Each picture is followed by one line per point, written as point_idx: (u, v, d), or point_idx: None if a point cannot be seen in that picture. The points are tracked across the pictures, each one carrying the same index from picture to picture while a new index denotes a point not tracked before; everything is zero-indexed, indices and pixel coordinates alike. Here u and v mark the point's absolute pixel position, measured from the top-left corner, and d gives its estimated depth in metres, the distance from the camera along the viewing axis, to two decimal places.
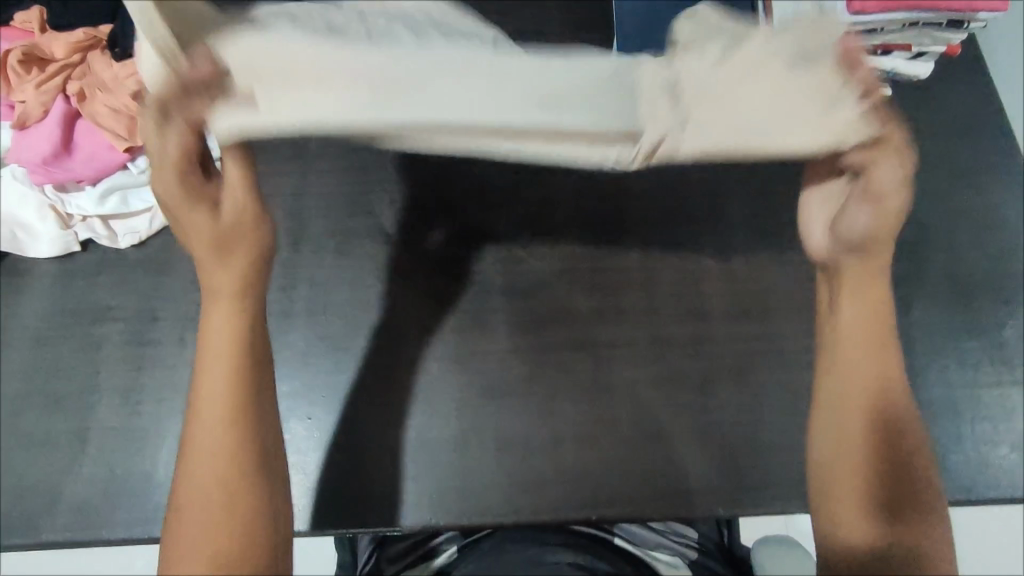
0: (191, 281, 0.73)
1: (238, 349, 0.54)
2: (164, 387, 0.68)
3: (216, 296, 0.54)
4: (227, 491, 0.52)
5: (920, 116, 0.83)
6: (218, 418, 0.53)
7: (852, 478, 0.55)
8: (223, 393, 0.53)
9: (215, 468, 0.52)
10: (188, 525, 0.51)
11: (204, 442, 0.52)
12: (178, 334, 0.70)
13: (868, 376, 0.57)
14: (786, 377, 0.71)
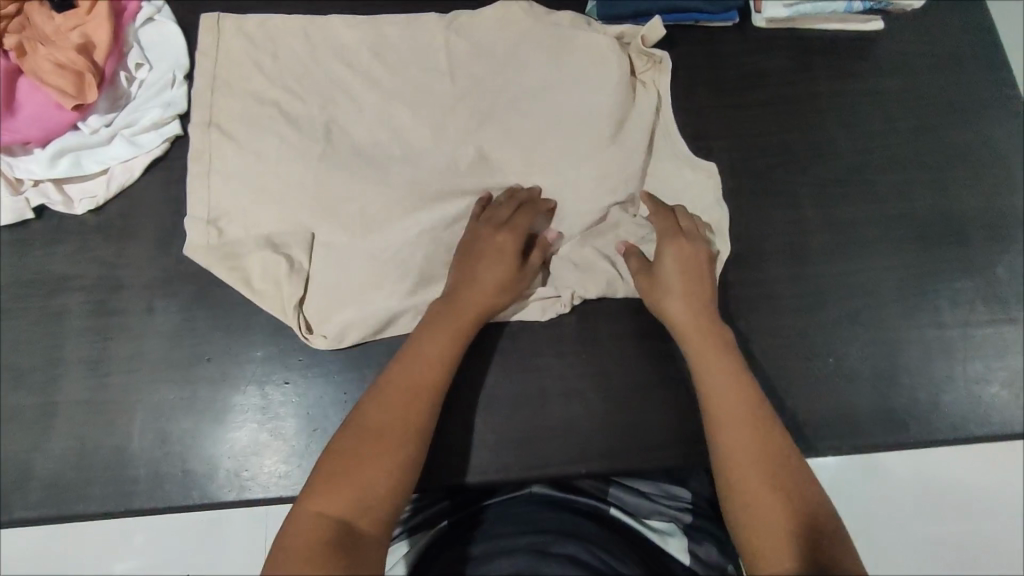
0: (154, 247, 0.69)
1: (477, 309, 0.63)
2: (132, 357, 0.66)
3: (481, 282, 0.64)
4: (421, 391, 0.58)
5: (914, 49, 0.80)
6: (440, 343, 0.61)
7: (744, 447, 0.56)
8: (448, 333, 0.62)
9: (424, 389, 0.58)
10: (384, 408, 0.56)
11: (418, 352, 0.60)
12: (145, 302, 0.67)
13: (721, 369, 0.61)
14: (775, 324, 0.69)
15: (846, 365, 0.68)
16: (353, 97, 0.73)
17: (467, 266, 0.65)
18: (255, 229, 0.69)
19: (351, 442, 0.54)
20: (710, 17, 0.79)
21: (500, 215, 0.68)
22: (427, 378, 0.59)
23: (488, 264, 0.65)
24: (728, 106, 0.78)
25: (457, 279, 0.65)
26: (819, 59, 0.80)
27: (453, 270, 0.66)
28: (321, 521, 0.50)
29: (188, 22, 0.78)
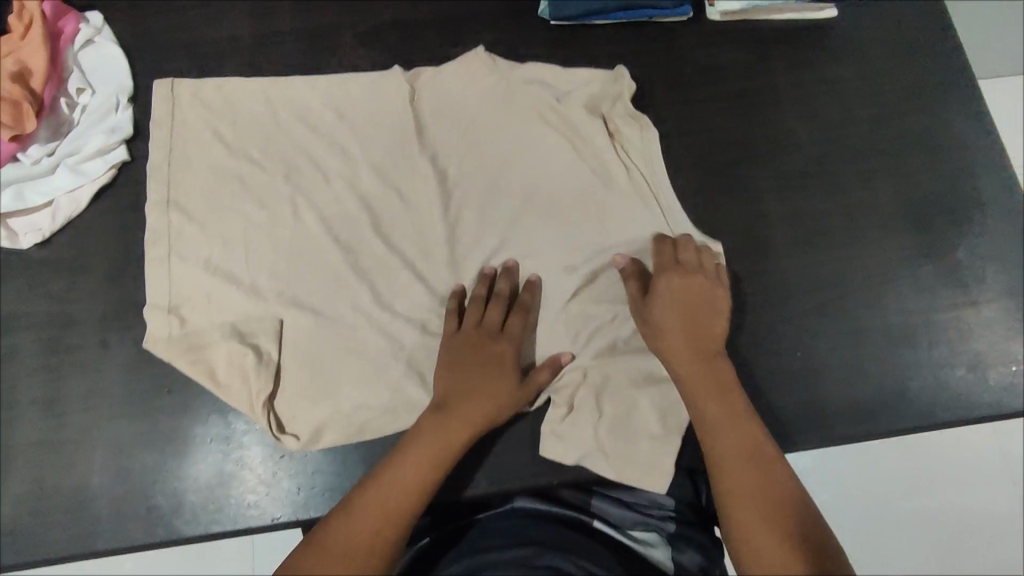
0: (107, 279, 0.67)
1: (469, 422, 0.61)
2: (88, 394, 0.64)
3: (469, 395, 0.61)
4: (400, 515, 0.57)
5: (867, 36, 0.80)
6: (422, 464, 0.59)
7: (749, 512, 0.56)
8: (434, 450, 0.59)
9: (400, 503, 0.57)
10: (353, 536, 0.55)
11: (398, 471, 0.58)
12: (99, 336, 0.65)
13: (726, 428, 0.60)
14: (743, 322, 0.69)
15: (816, 359, 0.68)
16: (311, 132, 0.73)
17: (450, 376, 0.63)
18: (222, 317, 0.66)
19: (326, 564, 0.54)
20: (663, 14, 0.79)
21: (491, 318, 0.65)
22: (405, 498, 0.57)
23: (488, 376, 0.63)
24: (687, 102, 0.77)
25: (449, 392, 0.62)
26: (775, 50, 0.80)
27: (443, 381, 0.63)
28: None
29: (130, 43, 0.76)
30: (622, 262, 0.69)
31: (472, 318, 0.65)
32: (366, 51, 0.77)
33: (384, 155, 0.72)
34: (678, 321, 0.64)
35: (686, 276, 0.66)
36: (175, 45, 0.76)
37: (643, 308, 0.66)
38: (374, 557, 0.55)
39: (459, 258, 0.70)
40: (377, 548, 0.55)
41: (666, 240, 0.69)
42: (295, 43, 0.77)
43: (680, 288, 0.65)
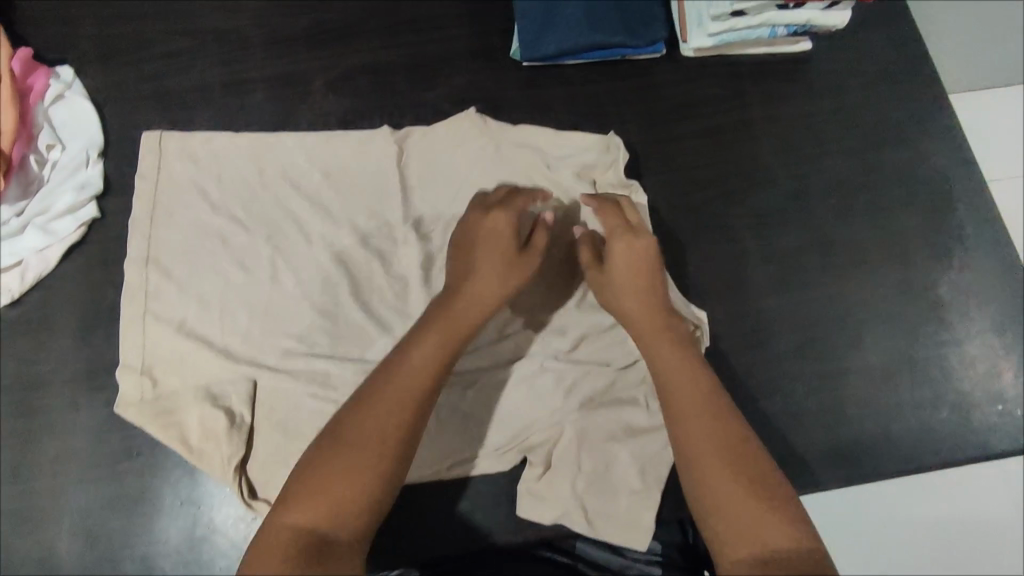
0: (76, 337, 0.67)
1: (487, 298, 0.62)
2: (58, 458, 0.63)
3: (484, 264, 0.63)
4: (407, 402, 0.54)
5: (843, 68, 0.79)
6: (425, 348, 0.58)
7: (704, 453, 0.55)
8: (444, 338, 0.59)
9: (410, 388, 0.55)
10: (367, 421, 0.53)
11: (401, 360, 0.57)
12: (68, 398, 0.65)
13: (677, 379, 0.60)
14: (720, 365, 0.68)
15: (796, 403, 0.67)
16: (282, 184, 0.73)
17: (460, 260, 0.64)
18: (195, 377, 0.66)
19: (326, 454, 0.51)
20: (636, 51, 0.78)
21: (496, 197, 0.67)
22: (410, 389, 0.55)
23: (497, 244, 0.63)
24: (663, 141, 0.76)
25: (456, 281, 0.63)
26: (751, 84, 0.79)
27: (454, 267, 0.64)
28: (289, 532, 0.48)
29: (100, 95, 0.76)
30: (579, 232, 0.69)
31: (478, 201, 0.67)
32: (338, 98, 0.77)
33: (355, 204, 0.72)
34: (629, 282, 0.65)
35: (636, 237, 0.66)
36: (145, 96, 0.76)
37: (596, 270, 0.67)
38: (391, 445, 0.52)
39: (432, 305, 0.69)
40: (382, 436, 0.53)
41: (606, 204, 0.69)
42: (266, 91, 0.77)
43: (632, 251, 0.65)
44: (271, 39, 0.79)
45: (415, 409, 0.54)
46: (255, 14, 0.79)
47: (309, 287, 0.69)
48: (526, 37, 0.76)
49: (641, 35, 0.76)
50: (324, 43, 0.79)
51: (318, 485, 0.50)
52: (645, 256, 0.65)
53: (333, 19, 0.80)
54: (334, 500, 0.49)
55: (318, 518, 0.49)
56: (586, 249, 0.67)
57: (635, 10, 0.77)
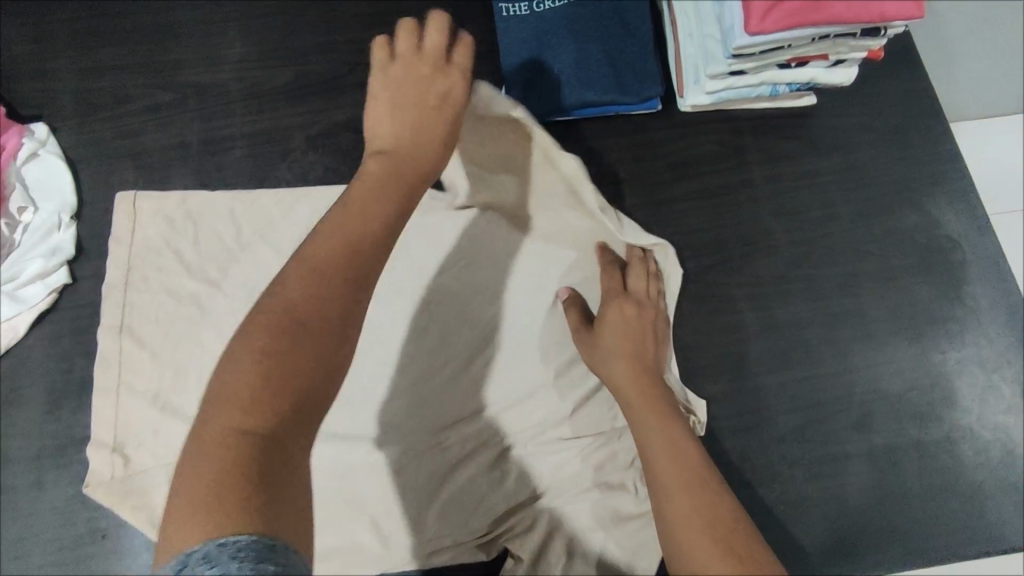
0: (43, 412, 0.64)
1: (414, 138, 0.54)
2: (19, 540, 0.61)
3: (411, 108, 0.55)
4: (347, 262, 0.44)
5: (850, 124, 0.75)
6: (367, 201, 0.48)
7: (687, 513, 0.51)
8: (392, 185, 0.51)
9: (345, 234, 0.46)
10: (303, 289, 0.43)
11: (343, 217, 0.47)
12: (31, 477, 0.63)
13: (658, 437, 0.57)
14: (714, 445, 0.65)
15: (796, 490, 0.64)
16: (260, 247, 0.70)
17: (390, 90, 0.56)
18: (164, 455, 0.64)
19: (263, 330, 0.41)
20: (629, 107, 0.74)
21: (429, 46, 0.58)
22: (346, 242, 0.45)
23: (429, 114, 0.56)
24: (657, 202, 0.73)
25: (393, 112, 0.55)
26: (749, 140, 0.75)
27: (387, 102, 0.56)
28: (230, 434, 0.38)
29: (76, 153, 0.74)
30: (564, 293, 0.68)
31: (407, 45, 0.59)
32: (320, 156, 0.74)
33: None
34: (618, 349, 0.63)
35: (630, 303, 0.65)
36: (121, 154, 0.74)
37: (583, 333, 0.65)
38: (331, 317, 0.43)
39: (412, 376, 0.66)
40: (321, 312, 0.42)
41: (614, 266, 0.68)
42: (245, 148, 0.75)
43: (621, 318, 0.64)
44: (251, 92, 0.76)
45: (347, 274, 0.44)
46: (235, 65, 0.77)
47: None
48: (514, 94, 0.73)
49: (634, 92, 0.73)
50: (305, 97, 0.76)
51: (263, 388, 0.40)
52: (637, 326, 0.64)
53: (316, 72, 0.77)
54: (294, 386, 0.40)
55: (246, 403, 0.39)
56: (573, 312, 0.66)
57: (629, 65, 0.73)
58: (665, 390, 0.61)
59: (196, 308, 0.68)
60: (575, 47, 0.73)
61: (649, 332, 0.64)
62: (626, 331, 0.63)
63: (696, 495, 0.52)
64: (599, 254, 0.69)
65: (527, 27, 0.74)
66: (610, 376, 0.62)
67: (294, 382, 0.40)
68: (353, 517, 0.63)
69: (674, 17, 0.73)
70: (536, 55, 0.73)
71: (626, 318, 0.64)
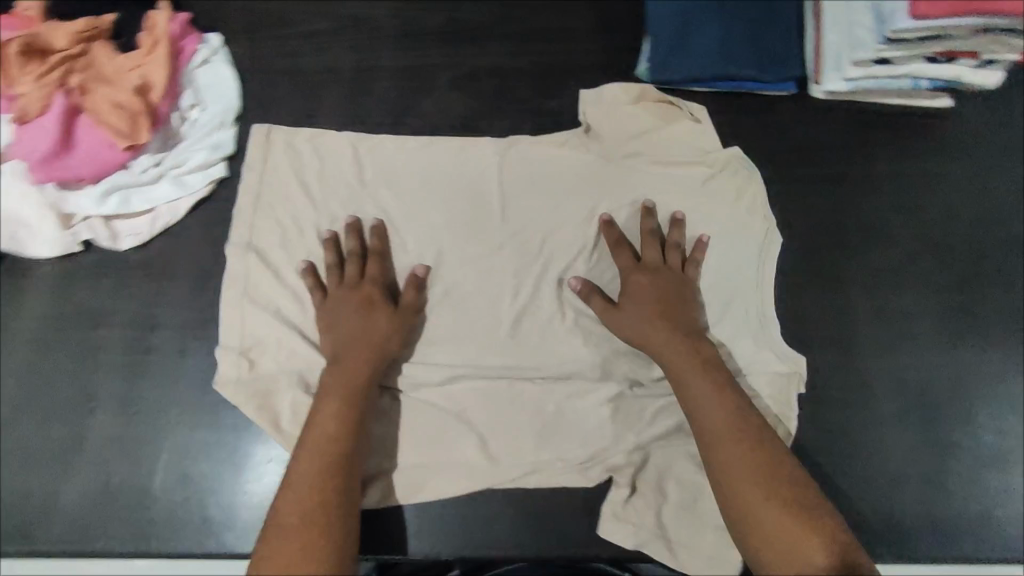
0: (194, 289, 0.70)
1: (362, 364, 0.64)
2: (162, 399, 0.67)
3: (348, 322, 0.66)
4: (328, 465, 0.59)
5: (984, 130, 0.76)
6: (332, 424, 0.61)
7: (750, 480, 0.58)
8: (341, 394, 0.63)
9: (320, 448, 0.60)
10: (296, 493, 0.57)
11: (314, 421, 0.61)
12: (177, 344, 0.68)
13: (704, 398, 0.62)
14: (811, 411, 0.69)
15: (885, 466, 0.67)
16: (400, 170, 0.75)
17: (328, 329, 0.66)
18: (295, 343, 0.68)
19: (278, 546, 0.54)
20: (763, 86, 0.77)
21: (350, 270, 0.69)
22: (324, 458, 0.59)
23: (365, 317, 0.66)
24: (785, 181, 0.75)
25: (337, 348, 0.65)
26: (878, 132, 0.76)
27: (331, 333, 0.66)
28: None
29: (242, 63, 0.80)
30: (576, 284, 0.70)
31: (332, 275, 0.69)
32: (462, 97, 0.79)
33: (466, 204, 0.74)
34: (684, 370, 0.64)
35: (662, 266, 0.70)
36: (280, 69, 0.80)
37: (652, 345, 0.66)
38: (327, 491, 0.58)
39: (532, 312, 0.72)
40: (312, 509, 0.57)
41: (623, 243, 0.71)
42: (394, 80, 0.80)
43: (656, 279, 0.69)
44: (404, 30, 0.81)
45: (325, 466, 0.59)
46: (393, 4, 0.82)
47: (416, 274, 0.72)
48: (657, 58, 0.76)
49: (774, 71, 0.75)
50: (453, 41, 0.81)
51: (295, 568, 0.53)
52: (671, 283, 0.69)
53: (466, 18, 0.82)
54: (328, 559, 0.55)
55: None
56: (597, 296, 0.69)
57: (772, 45, 0.76)
58: (694, 342, 0.66)
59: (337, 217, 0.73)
60: (720, 22, 0.77)
61: (677, 287, 0.69)
62: (662, 288, 0.68)
63: (750, 455, 0.59)
64: (605, 234, 0.72)
65: None
66: (644, 337, 0.66)
67: (326, 548, 0.55)
68: (472, 429, 0.69)
69: (818, 7, 0.74)
70: (683, 25, 0.76)
71: (660, 277, 0.69)
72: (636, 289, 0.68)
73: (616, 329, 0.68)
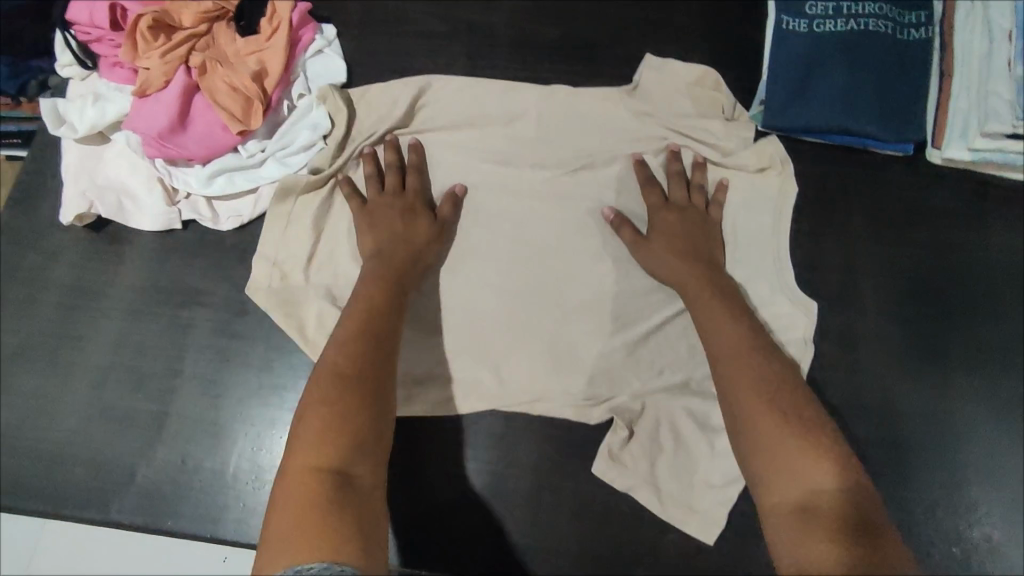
0: (286, 276, 0.70)
1: (400, 261, 0.66)
2: (245, 384, 0.68)
3: (387, 220, 0.68)
4: (362, 338, 0.58)
5: None
6: (360, 305, 0.61)
7: (773, 378, 0.56)
8: (379, 287, 0.63)
9: (357, 328, 0.59)
10: (329, 362, 0.56)
11: (352, 309, 0.61)
12: (264, 331, 0.69)
13: (720, 316, 0.62)
14: (894, 488, 0.66)
15: (972, 557, 0.65)
16: (499, 181, 0.74)
17: (365, 228, 0.68)
18: None
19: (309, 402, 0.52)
20: (880, 143, 0.74)
21: (391, 180, 0.71)
22: (358, 334, 0.59)
23: (407, 223, 0.68)
24: (888, 243, 0.73)
25: (375, 246, 0.67)
26: (993, 205, 0.74)
27: (370, 234, 0.68)
28: (305, 471, 0.47)
29: (353, 58, 0.80)
30: (610, 214, 0.71)
31: (374, 185, 0.71)
32: None
33: (564, 220, 0.73)
34: (698, 288, 0.64)
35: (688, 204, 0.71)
36: (390, 68, 0.80)
37: (674, 275, 0.66)
38: (364, 362, 0.56)
39: (616, 338, 0.69)
40: (343, 375, 0.55)
41: (653, 182, 0.72)
42: None
43: (681, 212, 0.70)
44: (517, 41, 0.81)
45: (359, 337, 0.58)
46: (508, 14, 0.82)
47: (507, 284, 0.71)
48: (773, 103, 0.75)
49: (894, 132, 0.73)
50: (567, 60, 0.80)
51: (322, 421, 0.51)
52: (695, 218, 0.70)
53: (580, 36, 0.81)
54: (356, 411, 0.52)
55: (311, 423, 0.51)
56: (624, 227, 0.69)
57: (896, 103, 0.74)
58: (713, 268, 0.67)
59: None
60: (845, 73, 0.74)
61: (703, 222, 0.70)
62: (685, 218, 0.69)
63: (772, 361, 0.58)
64: (638, 171, 0.72)
65: (800, 45, 0.75)
66: (667, 257, 0.67)
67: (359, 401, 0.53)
68: (542, 453, 0.67)
69: (946, 70, 0.74)
70: (804, 73, 0.75)
71: (684, 210, 0.70)
72: (660, 217, 0.69)
73: (643, 259, 0.68)
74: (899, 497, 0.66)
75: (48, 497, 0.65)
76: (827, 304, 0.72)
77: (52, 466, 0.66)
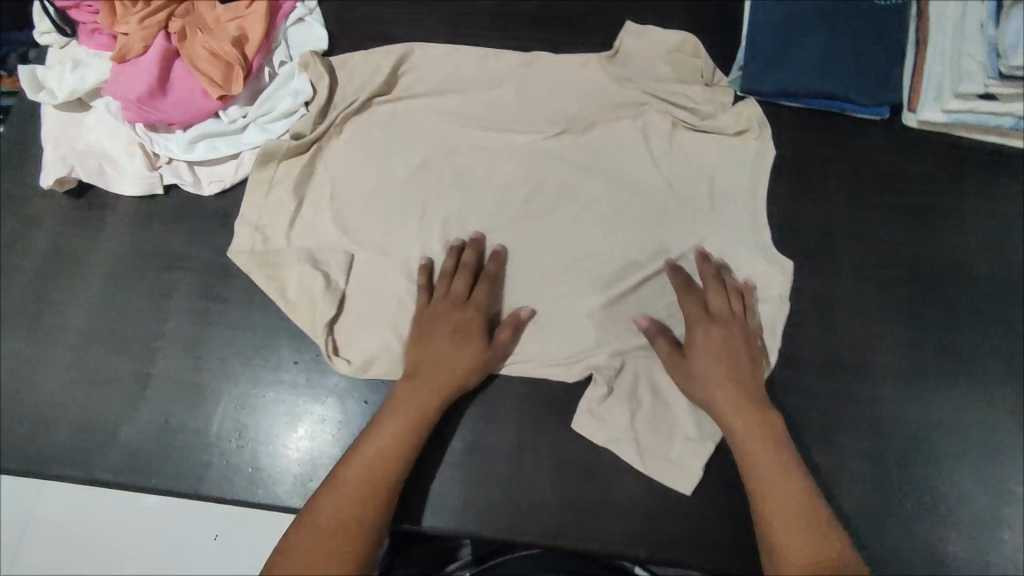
0: (268, 240, 0.70)
1: (448, 368, 0.64)
2: (227, 346, 0.68)
3: (445, 329, 0.65)
4: (389, 455, 0.60)
5: None
6: (388, 444, 0.60)
7: (778, 498, 0.58)
8: (425, 400, 0.63)
9: (387, 441, 0.60)
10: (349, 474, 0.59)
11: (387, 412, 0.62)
12: (247, 294, 0.69)
13: (748, 422, 0.62)
14: (869, 442, 0.68)
15: (944, 509, 0.66)
16: (480, 148, 0.75)
17: (422, 340, 0.65)
18: (365, 306, 0.69)
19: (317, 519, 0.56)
20: (857, 107, 0.75)
21: (457, 288, 0.67)
22: (389, 446, 0.60)
23: (461, 343, 0.65)
24: (864, 205, 0.74)
25: (428, 360, 0.64)
26: (967, 168, 0.75)
27: (424, 348, 0.65)
28: None
29: (334, 26, 0.80)
30: (645, 322, 0.68)
31: (438, 292, 0.67)
32: None
33: (545, 187, 0.73)
34: (734, 399, 0.62)
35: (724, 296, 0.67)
36: (372, 37, 0.80)
37: (707, 379, 0.64)
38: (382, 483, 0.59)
39: (596, 300, 0.70)
40: (355, 499, 0.57)
41: (690, 287, 0.68)
42: None
43: (720, 307, 0.67)
44: (498, 10, 0.81)
45: (386, 451, 0.60)
46: None
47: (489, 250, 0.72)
48: (751, 68, 0.75)
49: (870, 95, 0.74)
50: (549, 29, 0.80)
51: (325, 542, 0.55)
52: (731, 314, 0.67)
53: (561, 5, 0.81)
54: (354, 537, 0.56)
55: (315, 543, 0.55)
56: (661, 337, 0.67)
57: (872, 67, 0.74)
58: (754, 371, 0.65)
59: (414, 189, 0.73)
60: (821, 38, 0.75)
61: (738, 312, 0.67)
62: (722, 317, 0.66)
63: (784, 478, 0.59)
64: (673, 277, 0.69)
65: (779, 10, 0.76)
66: (701, 358, 0.65)
67: (359, 521, 0.57)
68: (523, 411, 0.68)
69: (924, 34, 0.75)
70: (782, 38, 0.75)
71: (718, 300, 0.67)
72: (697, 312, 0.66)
73: (680, 377, 0.65)
74: (874, 450, 0.67)
75: (32, 458, 0.66)
76: (804, 265, 0.73)
77: (35, 428, 0.67)
